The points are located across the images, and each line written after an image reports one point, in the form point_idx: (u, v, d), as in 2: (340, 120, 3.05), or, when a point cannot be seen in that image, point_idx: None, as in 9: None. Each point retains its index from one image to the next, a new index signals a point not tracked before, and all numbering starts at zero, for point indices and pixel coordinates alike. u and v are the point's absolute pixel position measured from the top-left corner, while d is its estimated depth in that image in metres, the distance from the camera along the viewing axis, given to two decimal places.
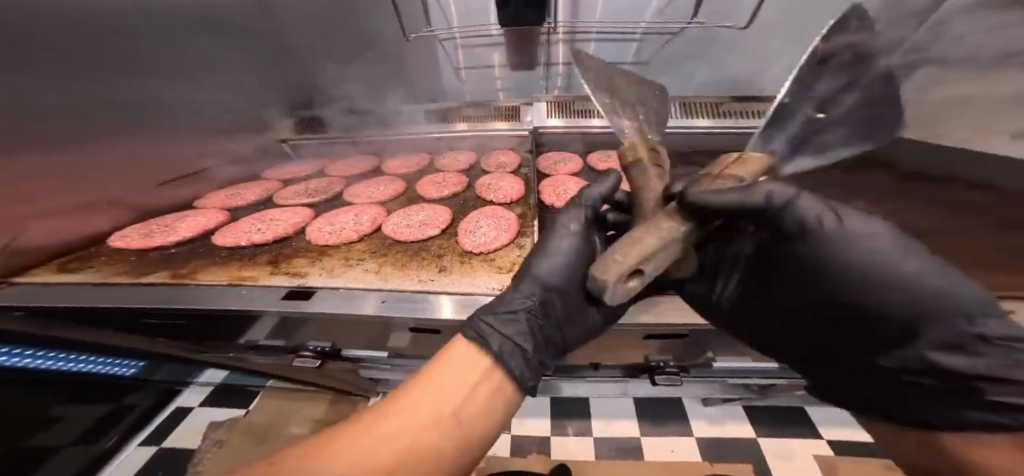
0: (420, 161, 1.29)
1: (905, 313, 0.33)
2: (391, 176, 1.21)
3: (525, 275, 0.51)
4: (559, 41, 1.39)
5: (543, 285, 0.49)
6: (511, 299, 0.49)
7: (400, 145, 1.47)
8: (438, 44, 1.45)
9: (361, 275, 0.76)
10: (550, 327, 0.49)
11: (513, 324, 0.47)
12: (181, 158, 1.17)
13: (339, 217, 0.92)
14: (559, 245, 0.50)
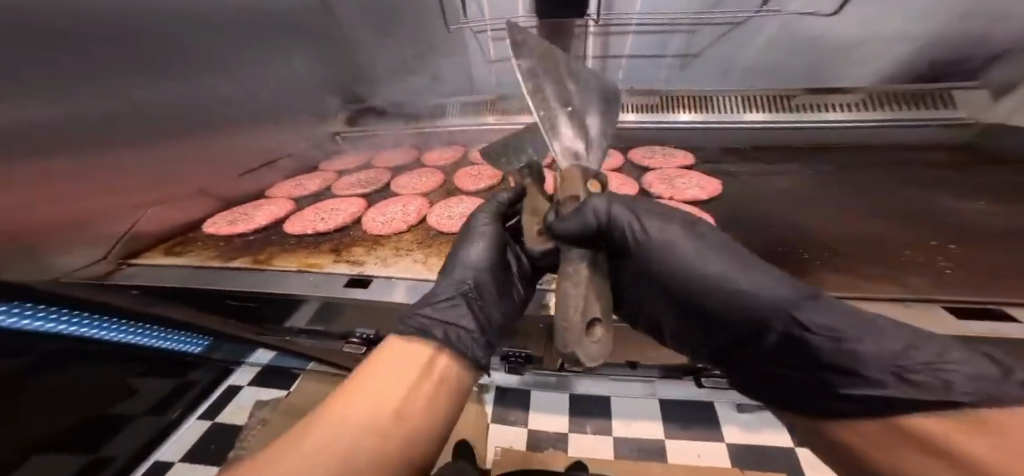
0: (454, 153, 1.28)
1: (758, 310, 0.47)
2: (432, 168, 1.22)
3: (448, 270, 0.65)
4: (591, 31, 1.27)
5: (469, 272, 0.63)
6: (444, 287, 0.61)
7: (434, 138, 1.47)
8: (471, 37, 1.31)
9: (410, 265, 0.77)
10: (486, 307, 0.61)
11: (455, 305, 0.58)
12: (258, 151, 1.21)
13: (389, 208, 0.96)
14: (475, 243, 0.67)
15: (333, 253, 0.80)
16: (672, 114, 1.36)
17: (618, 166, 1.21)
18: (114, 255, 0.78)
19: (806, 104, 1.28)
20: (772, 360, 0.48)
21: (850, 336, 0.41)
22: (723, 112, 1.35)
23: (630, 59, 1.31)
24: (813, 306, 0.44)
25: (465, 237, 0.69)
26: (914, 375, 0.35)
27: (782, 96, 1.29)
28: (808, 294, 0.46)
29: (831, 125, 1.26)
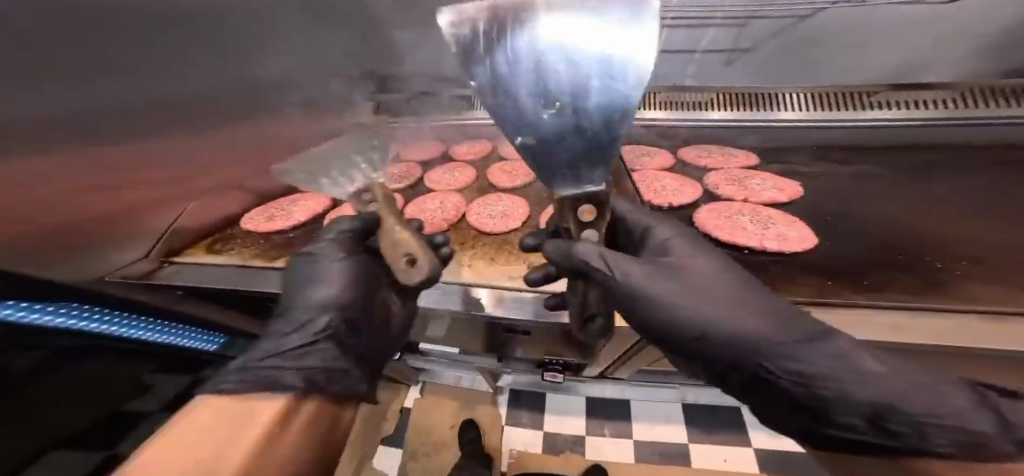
0: (484, 147, 1.23)
1: (748, 347, 0.42)
2: (462, 163, 1.17)
3: (287, 316, 0.57)
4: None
5: (315, 312, 0.57)
6: (285, 336, 0.54)
7: (457, 133, 1.40)
8: None
9: (454, 269, 0.74)
10: (342, 346, 0.56)
11: (307, 353, 0.53)
12: None
13: (427, 205, 0.93)
14: (323, 283, 0.59)
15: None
16: (699, 112, 1.27)
17: (672, 165, 1.15)
18: (155, 253, 0.85)
19: (887, 101, 1.17)
20: (747, 389, 0.45)
21: (825, 382, 0.38)
22: (754, 110, 1.25)
23: None
24: (790, 352, 0.40)
25: (309, 277, 0.61)
26: (894, 426, 0.34)
27: (864, 92, 1.19)
28: (793, 336, 0.42)
29: (882, 121, 1.16)
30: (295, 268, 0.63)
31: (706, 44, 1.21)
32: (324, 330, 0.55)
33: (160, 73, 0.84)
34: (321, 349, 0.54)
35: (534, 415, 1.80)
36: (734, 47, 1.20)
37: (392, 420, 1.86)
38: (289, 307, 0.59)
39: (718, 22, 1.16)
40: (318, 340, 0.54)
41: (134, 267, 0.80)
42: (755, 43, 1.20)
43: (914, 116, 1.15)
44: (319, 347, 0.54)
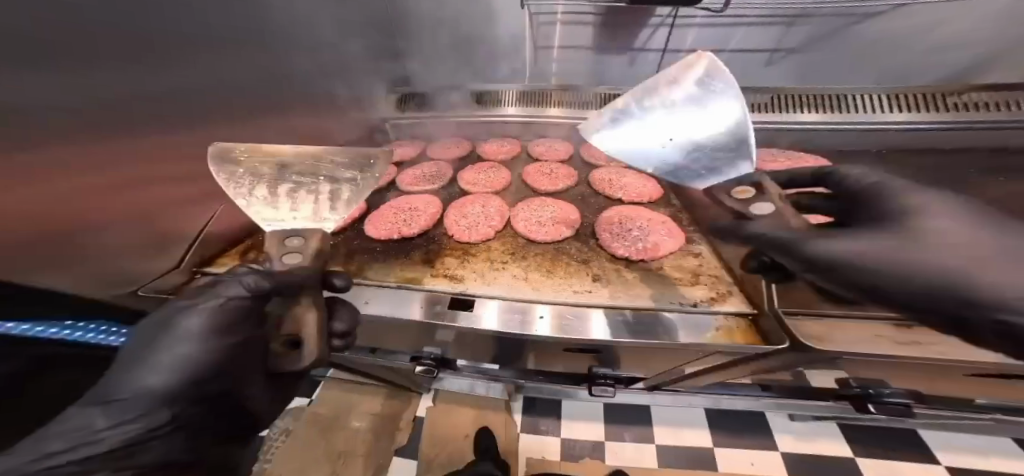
0: (512, 147, 1.18)
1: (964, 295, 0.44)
2: (492, 163, 1.12)
3: (107, 402, 0.39)
4: (666, 25, 1.25)
5: (149, 402, 0.40)
6: (98, 434, 0.37)
7: (480, 130, 1.32)
8: (533, 22, 1.33)
9: (511, 283, 0.69)
10: (182, 440, 0.43)
11: (134, 452, 0.39)
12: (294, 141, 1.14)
13: (467, 209, 0.88)
14: (174, 361, 0.41)
15: (427, 266, 0.74)
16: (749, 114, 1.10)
17: None
18: (184, 264, 0.76)
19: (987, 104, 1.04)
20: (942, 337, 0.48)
21: None
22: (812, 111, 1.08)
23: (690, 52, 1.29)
24: None
25: (150, 343, 0.43)
26: None
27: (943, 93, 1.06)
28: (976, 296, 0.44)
29: (897, 125, 1.03)
30: (146, 326, 0.43)
31: (736, 42, 1.23)
32: (161, 424, 0.40)
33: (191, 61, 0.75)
34: (159, 444, 0.41)
35: (552, 422, 1.53)
36: (777, 47, 1.21)
37: (405, 431, 1.55)
38: (112, 385, 0.41)
39: (770, 21, 1.17)
40: (158, 434, 0.40)
41: (160, 281, 0.70)
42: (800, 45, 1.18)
43: (927, 120, 1.01)
44: (149, 445, 0.40)
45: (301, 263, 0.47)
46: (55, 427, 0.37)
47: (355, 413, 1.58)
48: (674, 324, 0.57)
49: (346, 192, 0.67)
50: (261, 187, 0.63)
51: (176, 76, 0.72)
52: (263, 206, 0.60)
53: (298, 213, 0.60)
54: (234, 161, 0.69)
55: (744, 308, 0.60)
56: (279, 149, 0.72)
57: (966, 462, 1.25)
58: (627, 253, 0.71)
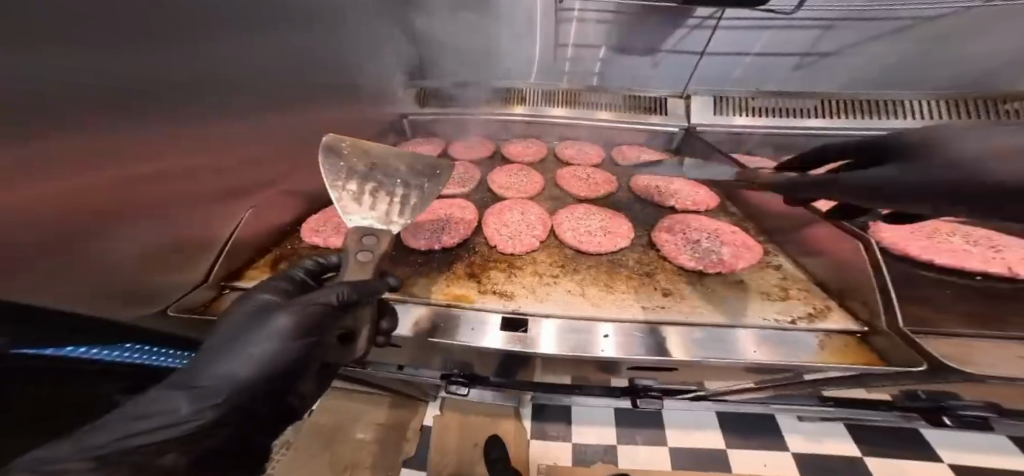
0: (538, 149, 1.14)
1: None
2: (520, 165, 1.09)
3: (193, 384, 0.42)
4: (711, 27, 1.24)
5: (230, 387, 0.43)
6: (178, 410, 0.39)
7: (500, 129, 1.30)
8: (555, 17, 1.29)
9: (566, 298, 0.68)
10: (242, 434, 0.45)
11: (203, 438, 0.40)
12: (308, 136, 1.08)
13: (507, 216, 0.86)
14: (262, 351, 0.46)
15: (474, 281, 0.71)
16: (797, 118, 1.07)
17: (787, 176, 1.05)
18: (212, 279, 0.79)
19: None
20: None
21: None
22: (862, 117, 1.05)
23: (712, 56, 1.30)
24: None
25: (235, 331, 0.48)
26: None
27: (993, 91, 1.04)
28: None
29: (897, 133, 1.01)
30: (243, 315, 0.50)
31: (761, 46, 1.25)
32: (230, 414, 0.42)
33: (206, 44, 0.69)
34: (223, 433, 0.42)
35: (561, 427, 1.43)
36: (811, 51, 1.22)
37: (411, 441, 1.43)
38: (192, 369, 0.43)
39: (813, 24, 1.16)
40: (226, 424, 0.42)
41: (194, 297, 0.75)
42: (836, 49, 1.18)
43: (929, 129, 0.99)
44: (218, 432, 0.42)
45: (365, 269, 0.58)
46: (144, 404, 0.38)
47: (360, 423, 1.51)
48: (700, 343, 0.59)
49: (414, 198, 0.74)
50: (353, 183, 0.74)
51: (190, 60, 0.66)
52: (350, 202, 0.70)
53: (373, 213, 0.69)
54: (339, 152, 0.79)
55: (849, 325, 0.63)
56: (382, 150, 0.83)
57: (965, 459, 1.27)
58: (698, 267, 0.75)
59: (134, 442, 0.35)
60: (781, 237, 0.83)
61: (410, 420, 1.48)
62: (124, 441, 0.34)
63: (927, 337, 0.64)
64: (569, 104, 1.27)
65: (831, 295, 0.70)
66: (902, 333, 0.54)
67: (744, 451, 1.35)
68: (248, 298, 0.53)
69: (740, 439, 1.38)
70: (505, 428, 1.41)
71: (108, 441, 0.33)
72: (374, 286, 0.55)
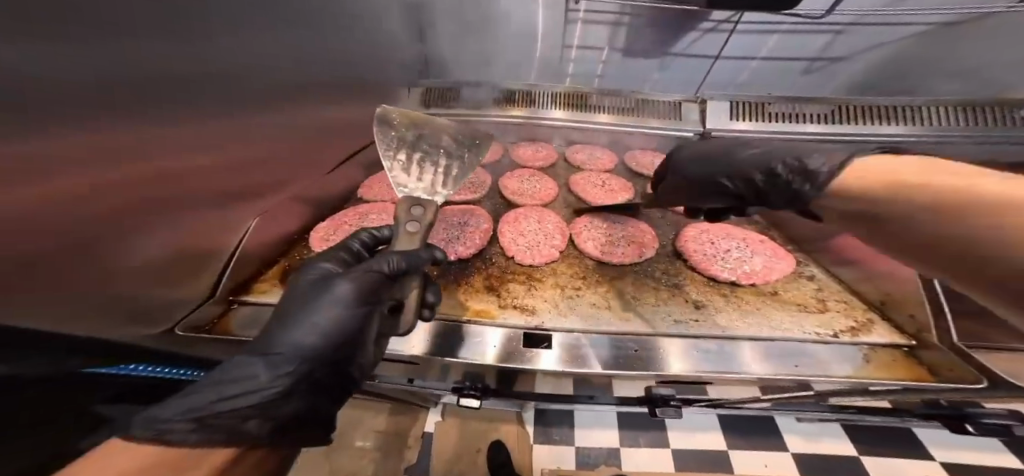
0: (548, 154, 1.16)
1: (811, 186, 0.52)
2: (530, 170, 1.11)
3: (267, 355, 0.52)
4: (728, 31, 1.23)
5: (297, 356, 0.52)
6: (251, 377, 0.48)
7: (509, 132, 1.28)
8: (561, 18, 1.27)
9: (591, 310, 0.71)
10: (313, 401, 0.52)
11: (281, 405, 0.48)
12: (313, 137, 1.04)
13: (524, 224, 0.89)
14: (321, 321, 0.56)
15: (494, 294, 0.73)
16: (798, 124, 1.10)
17: None
18: (220, 293, 0.74)
19: None
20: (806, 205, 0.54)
21: None
22: (861, 124, 1.07)
23: (723, 60, 1.31)
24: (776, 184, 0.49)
25: (301, 307, 0.58)
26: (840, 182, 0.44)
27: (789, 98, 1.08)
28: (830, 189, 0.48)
29: (890, 138, 1.04)
30: (308, 289, 0.60)
31: (767, 51, 1.25)
32: (298, 382, 0.51)
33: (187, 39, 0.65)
34: (296, 401, 0.50)
35: (566, 431, 1.39)
36: (821, 56, 1.23)
37: (414, 448, 1.39)
38: (267, 342, 0.54)
39: (825, 29, 1.16)
40: (296, 392, 0.50)
41: (203, 312, 0.70)
42: (851, 53, 1.20)
43: (921, 134, 1.02)
44: (289, 400, 0.49)
45: (413, 239, 0.68)
46: (231, 374, 0.48)
47: (361, 430, 1.46)
48: (737, 354, 0.63)
49: (455, 169, 0.85)
50: (402, 153, 0.86)
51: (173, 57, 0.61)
52: (400, 170, 0.82)
53: (421, 182, 0.81)
54: (390, 124, 0.93)
55: (895, 339, 0.68)
56: (427, 123, 0.95)
57: (960, 456, 1.30)
58: (732, 279, 0.78)
59: (222, 407, 0.44)
60: (814, 248, 0.89)
61: (411, 428, 1.44)
62: (214, 405, 0.43)
63: (981, 350, 0.63)
64: (579, 107, 1.24)
65: (868, 306, 0.75)
66: (960, 349, 0.60)
67: (747, 451, 1.34)
68: (311, 268, 0.66)
69: (744, 439, 1.37)
70: (507, 433, 1.39)
71: (199, 405, 0.42)
72: (420, 256, 0.63)
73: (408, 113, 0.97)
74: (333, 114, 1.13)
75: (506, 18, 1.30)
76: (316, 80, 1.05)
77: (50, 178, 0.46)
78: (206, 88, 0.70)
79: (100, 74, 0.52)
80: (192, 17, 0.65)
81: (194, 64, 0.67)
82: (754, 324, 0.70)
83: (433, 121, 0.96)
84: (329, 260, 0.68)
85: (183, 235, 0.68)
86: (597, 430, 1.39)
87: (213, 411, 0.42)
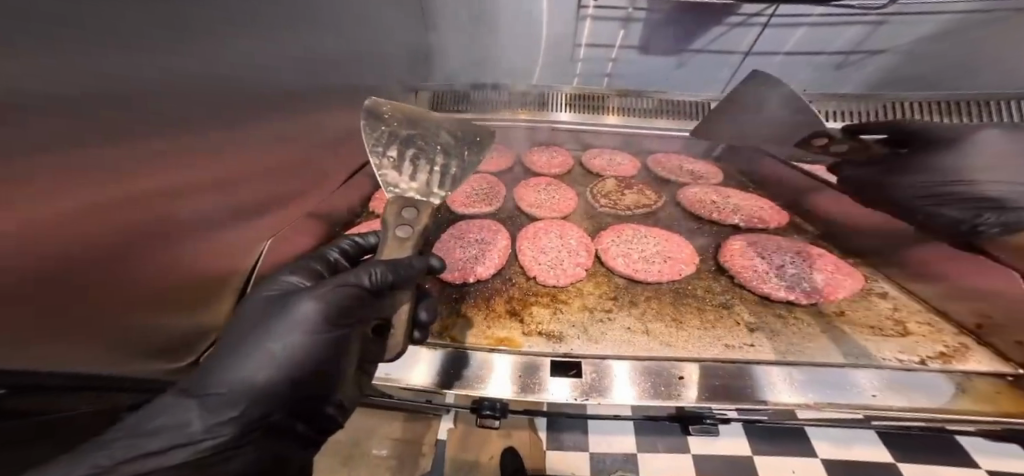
0: (564, 160, 1.17)
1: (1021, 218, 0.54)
2: (547, 178, 1.13)
3: (204, 396, 0.46)
4: (760, 24, 1.18)
5: (243, 398, 0.47)
6: (186, 427, 0.44)
7: (522, 136, 1.22)
8: (572, 15, 1.23)
9: (625, 334, 0.72)
10: (266, 446, 0.50)
11: (225, 459, 0.46)
12: (322, 144, 1.01)
13: (544, 242, 0.92)
14: (280, 350, 0.50)
15: (517, 320, 0.75)
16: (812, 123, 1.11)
17: None
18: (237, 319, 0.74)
19: None
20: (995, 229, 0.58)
21: None
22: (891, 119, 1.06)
23: (753, 55, 1.25)
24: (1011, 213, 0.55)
25: (253, 335, 0.51)
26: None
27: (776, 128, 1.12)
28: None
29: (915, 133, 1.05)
30: (270, 309, 0.54)
31: (793, 45, 1.21)
32: (243, 431, 0.47)
33: (209, 50, 0.62)
34: (243, 451, 0.48)
35: (578, 436, 1.27)
36: (856, 49, 1.18)
37: (428, 456, 1.31)
38: (206, 377, 0.48)
39: (864, 20, 1.12)
40: (244, 441, 0.48)
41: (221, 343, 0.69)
42: (892, 45, 1.16)
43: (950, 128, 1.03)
44: (232, 454, 0.47)
45: (403, 247, 0.65)
46: (157, 422, 0.44)
47: (374, 438, 1.35)
48: (777, 378, 0.63)
49: (455, 167, 0.83)
50: (393, 149, 0.83)
51: (193, 66, 0.58)
52: (390, 167, 0.78)
53: (413, 182, 0.77)
54: (381, 118, 0.89)
55: (997, 368, 0.64)
56: (419, 117, 0.92)
57: None
58: (785, 298, 0.78)
59: (135, 468, 0.39)
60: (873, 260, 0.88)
61: (424, 435, 1.35)
62: (123, 466, 0.38)
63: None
64: (597, 108, 1.20)
65: (963, 330, 0.72)
66: None
67: (774, 456, 1.17)
68: (273, 282, 0.60)
69: (765, 441, 1.20)
70: (519, 440, 1.27)
71: (103, 467, 0.37)
72: (412, 265, 0.60)
73: (400, 105, 0.93)
74: (342, 122, 1.10)
75: (516, 18, 1.26)
76: (325, 87, 1.01)
77: (101, 201, 0.44)
78: (227, 101, 0.67)
79: (142, 89, 0.49)
80: (212, 27, 0.62)
81: (219, 76, 0.64)
82: (794, 345, 0.70)
83: (428, 116, 0.93)
84: (297, 272, 0.63)
85: (205, 254, 0.66)
86: (609, 437, 1.26)
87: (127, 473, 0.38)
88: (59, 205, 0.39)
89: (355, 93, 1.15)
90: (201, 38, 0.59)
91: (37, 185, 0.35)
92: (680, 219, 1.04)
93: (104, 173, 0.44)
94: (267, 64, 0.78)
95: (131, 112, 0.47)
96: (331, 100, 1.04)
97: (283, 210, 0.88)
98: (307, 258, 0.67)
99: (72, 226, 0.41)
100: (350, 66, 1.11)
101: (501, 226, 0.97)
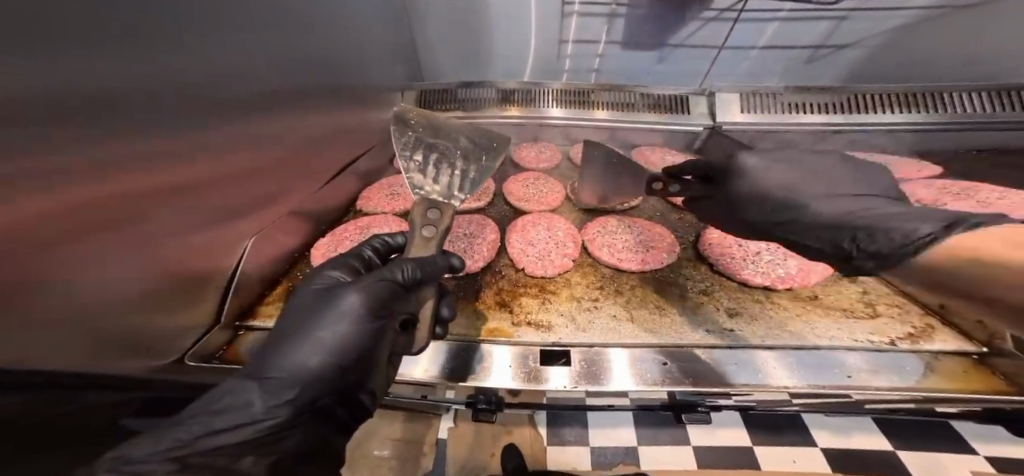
0: (552, 156, 1.22)
1: None
2: (535, 172, 1.17)
3: (264, 379, 0.48)
4: (732, 19, 1.19)
5: (299, 381, 0.48)
6: (248, 407, 0.45)
7: (511, 133, 1.24)
8: (553, 13, 1.24)
9: (611, 322, 0.73)
10: (313, 428, 0.51)
11: (280, 438, 0.46)
12: (309, 145, 1.03)
13: (533, 234, 0.94)
14: (328, 338, 0.51)
15: (506, 311, 0.76)
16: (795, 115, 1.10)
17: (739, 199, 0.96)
18: (227, 318, 0.77)
19: None
20: None
21: None
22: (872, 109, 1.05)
23: (731, 50, 1.27)
24: None
25: (301, 327, 0.53)
26: None
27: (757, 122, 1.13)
28: None
29: (890, 124, 1.03)
30: (315, 302, 0.56)
31: (767, 40, 1.22)
32: (297, 413, 0.47)
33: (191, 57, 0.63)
34: (296, 432, 0.48)
35: (578, 430, 1.28)
36: (823, 44, 1.20)
37: (430, 455, 1.30)
38: (265, 362, 0.50)
39: (831, 15, 1.13)
40: (297, 422, 0.48)
41: (204, 341, 0.71)
42: (865, 37, 1.17)
43: (926, 120, 1.01)
44: (289, 434, 0.47)
45: (429, 244, 0.67)
46: (223, 402, 0.45)
47: (377, 438, 1.35)
48: (767, 362, 0.64)
49: (470, 171, 0.84)
50: (419, 153, 0.85)
51: (178, 68, 0.60)
52: (416, 169, 0.81)
53: (436, 184, 0.79)
54: (408, 124, 0.93)
55: (964, 347, 0.66)
56: (442, 123, 0.94)
57: None
58: (765, 283, 0.80)
59: (210, 442, 0.41)
60: None
61: (425, 435, 1.35)
62: (201, 442, 0.40)
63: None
64: (584, 103, 1.21)
65: (928, 311, 0.74)
66: None
67: (772, 445, 1.17)
68: (318, 276, 0.62)
69: (765, 429, 1.21)
70: (519, 436, 1.29)
71: (184, 441, 0.39)
72: (435, 263, 0.62)
73: (425, 112, 0.96)
74: (328, 123, 1.11)
75: (502, 19, 1.28)
76: (312, 90, 1.03)
77: (84, 202, 0.46)
78: (213, 104, 0.69)
79: (130, 93, 0.51)
80: (195, 35, 0.64)
81: (203, 80, 0.66)
82: (774, 328, 0.72)
83: (449, 122, 0.95)
84: (338, 268, 0.64)
85: (192, 254, 0.69)
86: (609, 430, 1.26)
87: (200, 448, 0.40)
88: (47, 204, 0.41)
89: (343, 95, 1.17)
90: (182, 43, 0.61)
91: (21, 183, 0.37)
92: (666, 210, 1.06)
93: (89, 177, 0.46)
94: (253, 70, 0.80)
95: (126, 119, 0.50)
96: (318, 102, 1.06)
97: (269, 211, 0.90)
98: (344, 255, 0.68)
99: (60, 222, 0.43)
100: (336, 68, 1.12)
101: (491, 222, 0.98)
